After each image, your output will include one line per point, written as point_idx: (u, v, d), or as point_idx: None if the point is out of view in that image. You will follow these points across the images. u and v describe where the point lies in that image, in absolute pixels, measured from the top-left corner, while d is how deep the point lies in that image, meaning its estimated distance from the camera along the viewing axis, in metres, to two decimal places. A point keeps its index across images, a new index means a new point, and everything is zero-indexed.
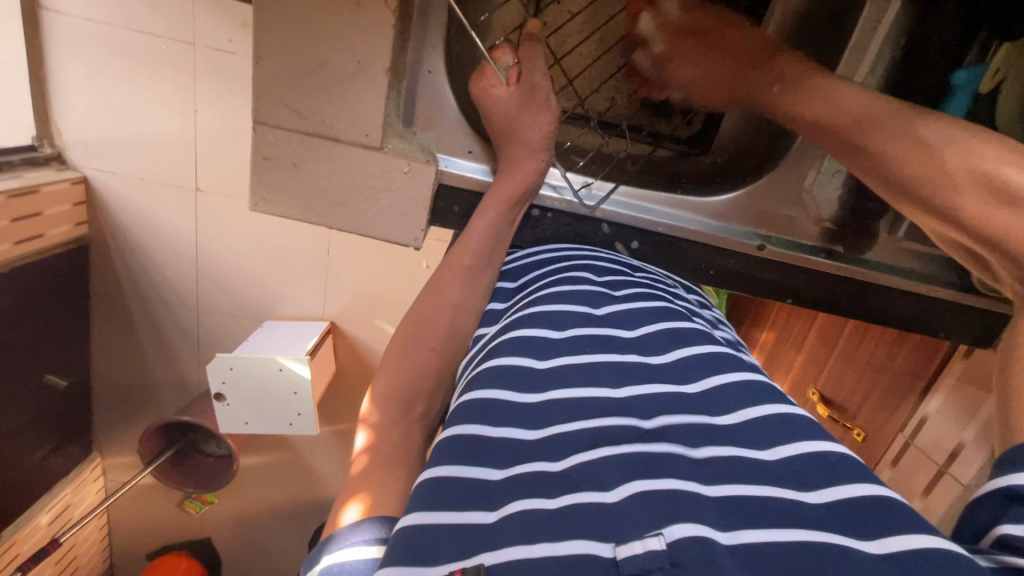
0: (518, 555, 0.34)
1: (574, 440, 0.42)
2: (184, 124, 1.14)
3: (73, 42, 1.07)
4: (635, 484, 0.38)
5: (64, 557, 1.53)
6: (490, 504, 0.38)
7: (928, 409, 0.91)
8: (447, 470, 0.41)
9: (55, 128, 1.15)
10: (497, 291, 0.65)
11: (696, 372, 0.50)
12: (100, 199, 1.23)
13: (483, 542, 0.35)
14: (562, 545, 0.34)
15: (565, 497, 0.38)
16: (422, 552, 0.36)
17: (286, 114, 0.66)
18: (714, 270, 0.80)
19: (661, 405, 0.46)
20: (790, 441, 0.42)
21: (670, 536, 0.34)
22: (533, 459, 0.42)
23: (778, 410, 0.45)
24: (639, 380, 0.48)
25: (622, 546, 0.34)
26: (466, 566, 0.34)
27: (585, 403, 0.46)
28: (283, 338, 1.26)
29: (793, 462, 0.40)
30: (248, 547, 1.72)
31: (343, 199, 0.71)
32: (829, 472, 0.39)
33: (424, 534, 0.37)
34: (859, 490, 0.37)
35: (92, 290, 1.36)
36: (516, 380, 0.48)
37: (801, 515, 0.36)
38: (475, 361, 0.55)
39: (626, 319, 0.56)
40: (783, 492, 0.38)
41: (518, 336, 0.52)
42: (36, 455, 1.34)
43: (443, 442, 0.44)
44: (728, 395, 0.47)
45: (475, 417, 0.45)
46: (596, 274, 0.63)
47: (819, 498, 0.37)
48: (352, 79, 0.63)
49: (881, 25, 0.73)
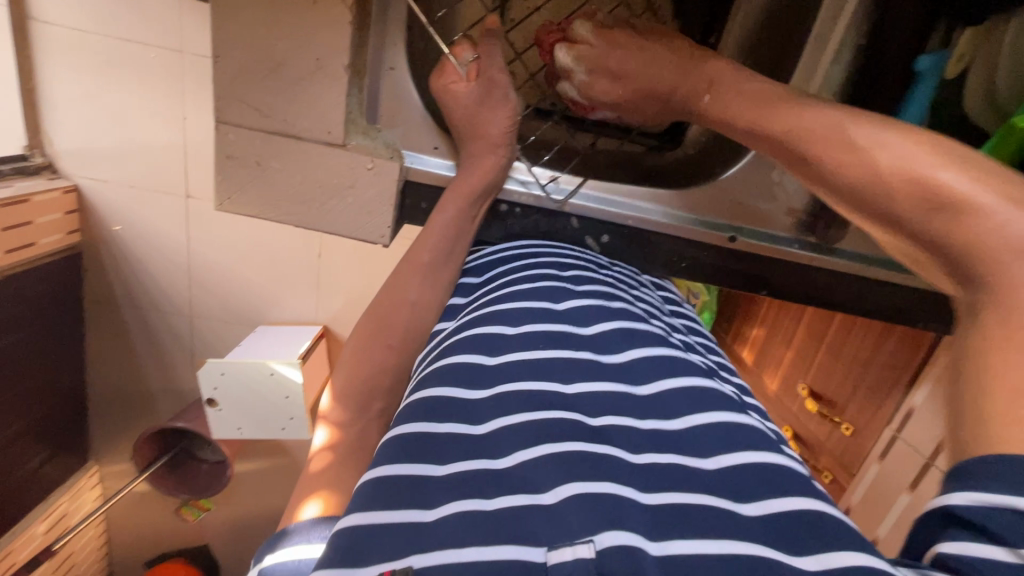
0: (448, 559, 0.33)
1: (517, 435, 0.42)
2: (173, 132, 1.14)
3: (61, 52, 1.08)
4: (570, 485, 0.37)
5: (62, 565, 1.53)
6: (425, 504, 0.38)
7: (913, 402, 0.88)
8: (388, 470, 0.40)
9: (45, 138, 1.16)
10: (458, 287, 0.65)
11: (649, 374, 0.50)
12: (92, 207, 1.24)
13: (413, 542, 0.35)
14: (491, 549, 0.34)
15: (502, 499, 0.37)
16: (354, 553, 0.35)
17: (248, 112, 0.66)
18: (686, 263, 0.79)
19: (609, 407, 0.46)
20: (739, 450, 0.42)
21: (601, 543, 0.33)
22: (476, 455, 0.41)
23: (721, 419, 0.45)
24: (588, 376, 0.48)
25: (553, 551, 0.33)
26: (396, 567, 0.33)
27: (536, 395, 0.45)
28: (275, 343, 1.26)
29: (735, 471, 0.41)
30: (246, 553, 1.72)
31: (308, 199, 0.70)
32: (765, 484, 0.39)
33: (358, 537, 0.36)
34: (791, 502, 0.38)
35: (85, 298, 1.36)
36: (465, 377, 0.47)
37: (742, 526, 0.36)
38: (428, 354, 0.55)
39: (584, 315, 0.55)
40: (717, 502, 0.38)
41: (471, 334, 0.52)
42: (31, 464, 1.34)
43: (388, 441, 0.43)
44: (677, 402, 0.47)
45: (420, 416, 0.44)
46: (558, 270, 0.62)
47: (757, 510, 0.38)
48: (315, 77, 0.64)
49: (843, 13, 0.71)
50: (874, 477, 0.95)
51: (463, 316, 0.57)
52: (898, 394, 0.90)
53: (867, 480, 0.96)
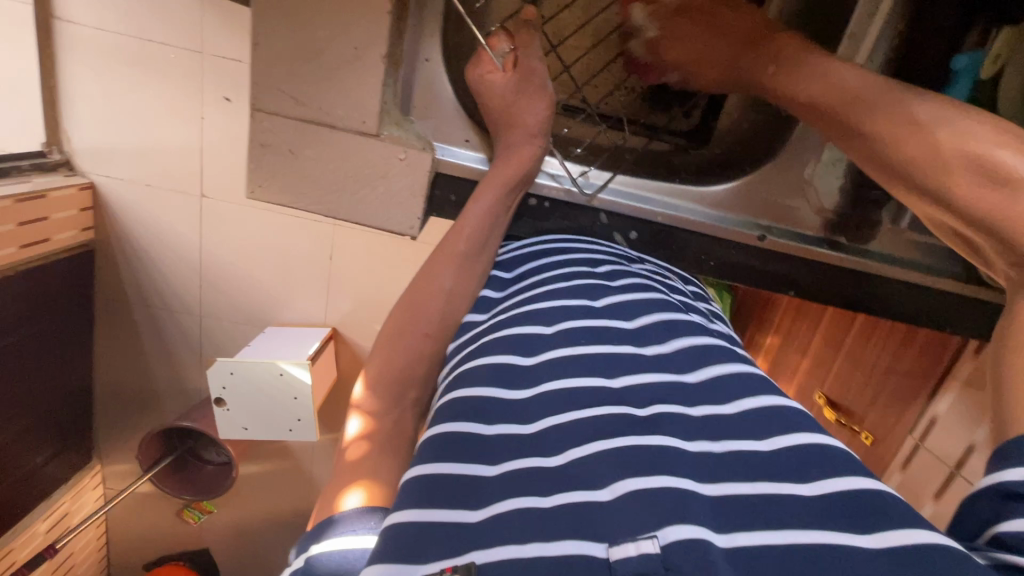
0: (510, 555, 0.33)
1: (566, 433, 0.42)
2: (191, 132, 1.15)
3: (83, 51, 1.09)
4: (630, 480, 0.37)
5: (60, 565, 1.52)
6: (476, 503, 0.37)
7: (937, 409, 0.89)
8: (436, 468, 0.40)
9: (64, 135, 1.17)
10: (491, 278, 0.65)
11: (695, 362, 0.50)
12: (106, 205, 1.24)
13: (475, 541, 0.35)
14: (554, 545, 0.33)
15: (557, 496, 0.37)
16: (414, 551, 0.35)
17: (284, 100, 0.66)
18: (713, 262, 0.79)
19: (656, 395, 0.45)
20: (789, 435, 0.41)
21: (665, 537, 0.33)
22: (528, 453, 0.41)
23: (770, 402, 0.44)
24: (633, 371, 0.48)
25: (615, 547, 0.33)
26: (457, 565, 0.33)
27: (581, 391, 0.45)
28: (284, 343, 1.25)
29: (787, 455, 0.40)
30: (247, 558, 1.70)
31: (339, 186, 0.71)
32: (821, 465, 0.38)
33: (416, 534, 0.36)
34: (846, 483, 0.37)
35: (96, 295, 1.36)
36: (505, 376, 0.47)
37: (817, 509, 0.35)
38: (462, 350, 0.55)
39: (623, 310, 0.55)
40: (774, 485, 0.37)
41: (508, 334, 0.52)
42: (35, 461, 1.33)
43: (438, 437, 0.43)
44: (727, 387, 0.46)
45: (463, 417, 0.44)
46: (592, 266, 0.62)
47: (813, 490, 0.37)
48: (349, 66, 0.64)
49: (878, 13, 0.71)
50: (898, 485, 0.95)
51: (500, 311, 0.57)
52: (922, 400, 0.91)
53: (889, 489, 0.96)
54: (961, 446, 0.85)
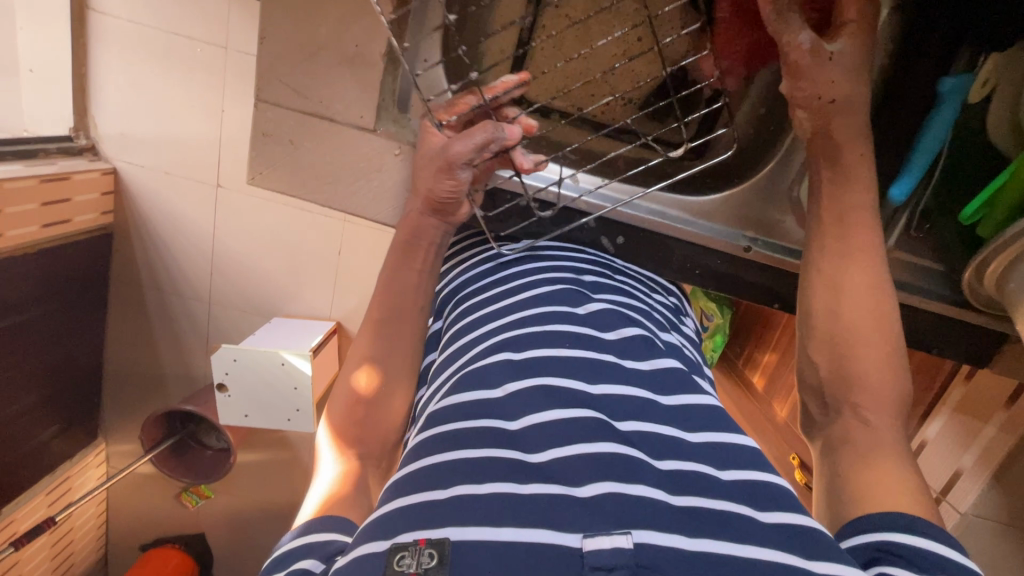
0: (486, 536, 0.35)
1: (550, 432, 0.43)
2: (211, 124, 1.19)
3: (114, 41, 1.14)
4: (605, 483, 0.38)
5: (59, 539, 1.56)
6: (444, 482, 0.40)
7: (926, 434, 0.87)
8: (427, 460, 0.42)
9: (91, 121, 1.22)
10: (472, 274, 0.65)
11: (672, 387, 0.49)
12: (126, 190, 1.29)
13: (449, 517, 0.37)
14: (525, 531, 0.35)
15: (535, 486, 0.38)
16: (388, 527, 0.38)
17: (285, 92, 0.70)
18: (699, 270, 0.79)
19: (633, 411, 0.45)
20: (748, 468, 0.42)
21: (638, 536, 0.34)
22: (511, 447, 0.42)
23: (726, 436, 0.45)
24: (614, 379, 0.48)
25: (589, 538, 0.34)
26: (430, 538, 0.35)
27: (563, 391, 0.46)
28: (288, 334, 1.28)
29: (745, 485, 0.41)
30: (240, 545, 1.72)
31: (335, 178, 0.73)
32: (769, 499, 0.40)
33: (407, 513, 0.38)
34: (797, 518, 0.38)
35: (112, 277, 1.41)
36: (493, 375, 0.48)
37: (774, 532, 0.37)
38: (449, 368, 0.54)
39: (609, 319, 0.55)
40: (739, 507, 0.38)
41: (499, 339, 0.52)
42: (42, 436, 1.37)
43: (432, 435, 0.45)
44: (704, 417, 0.47)
45: (457, 416, 0.46)
46: (576, 275, 0.62)
47: (775, 519, 0.38)
48: (352, 63, 0.68)
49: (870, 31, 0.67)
50: None
51: (483, 316, 0.57)
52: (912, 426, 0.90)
53: None
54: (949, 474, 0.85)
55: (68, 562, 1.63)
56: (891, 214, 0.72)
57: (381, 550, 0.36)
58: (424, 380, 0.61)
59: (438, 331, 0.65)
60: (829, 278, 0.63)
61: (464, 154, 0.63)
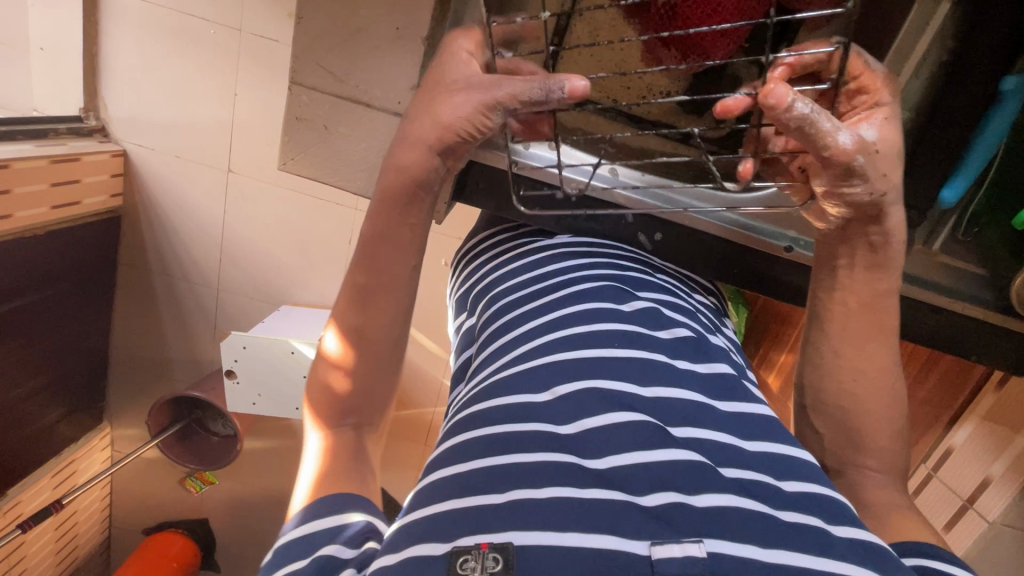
0: (550, 542, 0.35)
1: (605, 436, 0.42)
2: (224, 108, 1.16)
3: (127, 20, 1.11)
4: (668, 493, 0.38)
5: (64, 522, 1.56)
6: (498, 487, 0.39)
7: (954, 440, 0.87)
8: (477, 461, 0.42)
9: (101, 103, 1.20)
10: (510, 270, 0.63)
11: (726, 393, 0.48)
12: (135, 173, 1.27)
13: (511, 520, 0.37)
14: (592, 537, 0.35)
15: (596, 490, 0.38)
16: (443, 530, 0.38)
17: (322, 76, 0.70)
18: (737, 270, 0.77)
19: (690, 416, 0.44)
20: (807, 481, 0.42)
21: (710, 545, 0.35)
22: (567, 450, 0.41)
23: (783, 449, 0.45)
24: (666, 383, 0.46)
25: (658, 546, 0.34)
26: (492, 542, 0.36)
27: (615, 394, 0.45)
28: (299, 323, 1.27)
29: (804, 496, 0.41)
30: (244, 532, 1.72)
31: (368, 167, 0.73)
32: (830, 513, 0.40)
33: (466, 514, 0.38)
34: (858, 534, 0.38)
35: (120, 261, 1.39)
36: (541, 375, 0.47)
37: (848, 548, 0.37)
38: (493, 360, 0.53)
39: (656, 318, 0.53)
40: (807, 518, 0.38)
41: (544, 339, 0.51)
42: (48, 419, 1.37)
43: (479, 435, 0.44)
44: (760, 428, 0.46)
45: (504, 417, 0.45)
46: (617, 271, 0.60)
47: (847, 533, 0.38)
48: (392, 45, 0.68)
49: (929, 27, 0.65)
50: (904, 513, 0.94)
51: (524, 312, 0.55)
52: (935, 433, 0.90)
53: None
54: (975, 481, 0.85)
55: (73, 544, 1.63)
56: (939, 213, 0.72)
57: (440, 553, 0.36)
58: (463, 374, 0.59)
59: (470, 327, 0.63)
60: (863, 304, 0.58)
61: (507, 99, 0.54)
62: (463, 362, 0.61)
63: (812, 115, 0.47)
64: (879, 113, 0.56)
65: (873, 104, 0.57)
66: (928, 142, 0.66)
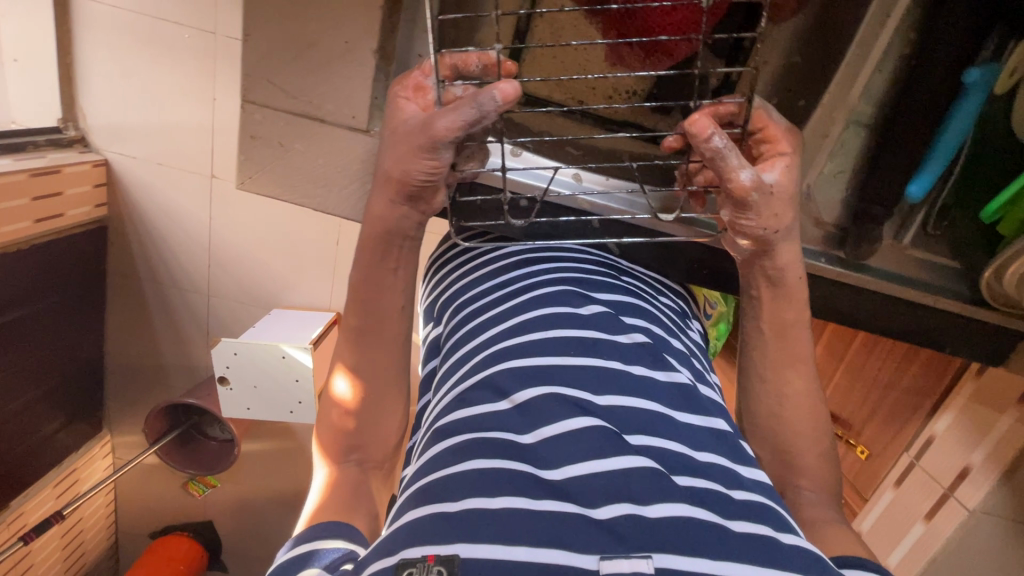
0: (498, 556, 0.35)
1: (559, 446, 0.42)
2: (202, 113, 1.15)
3: (99, 28, 1.09)
4: (622, 504, 0.38)
5: (69, 530, 1.58)
6: (453, 496, 0.39)
7: (934, 429, 0.88)
8: (437, 473, 0.42)
9: (80, 113, 1.18)
10: (478, 277, 0.62)
11: (682, 402, 0.48)
12: (118, 181, 1.25)
13: (458, 531, 0.37)
14: (540, 551, 0.35)
15: (549, 503, 0.38)
16: (396, 545, 0.38)
17: (276, 93, 0.72)
18: (707, 272, 0.76)
19: (645, 425, 0.44)
20: (757, 492, 0.43)
21: (659, 560, 0.35)
22: (523, 460, 0.41)
23: (735, 463, 0.45)
24: (622, 391, 0.46)
25: (606, 560, 0.34)
26: (440, 554, 0.36)
27: (571, 402, 0.45)
28: (289, 326, 1.27)
29: (755, 506, 0.41)
30: (248, 533, 1.74)
31: (322, 182, 0.76)
32: (779, 521, 0.40)
33: (421, 527, 0.38)
34: (800, 541, 0.39)
35: (109, 271, 1.39)
36: (499, 384, 0.47)
37: (795, 555, 0.37)
38: (456, 371, 0.53)
39: (616, 323, 0.53)
40: (759, 527, 0.39)
41: (503, 347, 0.51)
42: (46, 430, 1.38)
43: (440, 450, 0.44)
44: (716, 440, 0.46)
45: (465, 428, 0.45)
46: (581, 275, 0.59)
47: (794, 540, 0.39)
48: (343, 60, 0.69)
49: (891, 17, 0.63)
50: (888, 501, 0.96)
51: (484, 320, 0.55)
52: (921, 418, 0.91)
53: (879, 506, 0.97)
54: (957, 467, 0.86)
55: (80, 551, 1.65)
56: (908, 207, 0.71)
57: (390, 566, 0.37)
58: (429, 385, 0.59)
59: (437, 336, 0.63)
60: (794, 319, 0.63)
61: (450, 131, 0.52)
62: (429, 372, 0.60)
63: (725, 149, 0.53)
64: (783, 160, 0.59)
65: (776, 153, 0.59)
66: (894, 135, 0.65)
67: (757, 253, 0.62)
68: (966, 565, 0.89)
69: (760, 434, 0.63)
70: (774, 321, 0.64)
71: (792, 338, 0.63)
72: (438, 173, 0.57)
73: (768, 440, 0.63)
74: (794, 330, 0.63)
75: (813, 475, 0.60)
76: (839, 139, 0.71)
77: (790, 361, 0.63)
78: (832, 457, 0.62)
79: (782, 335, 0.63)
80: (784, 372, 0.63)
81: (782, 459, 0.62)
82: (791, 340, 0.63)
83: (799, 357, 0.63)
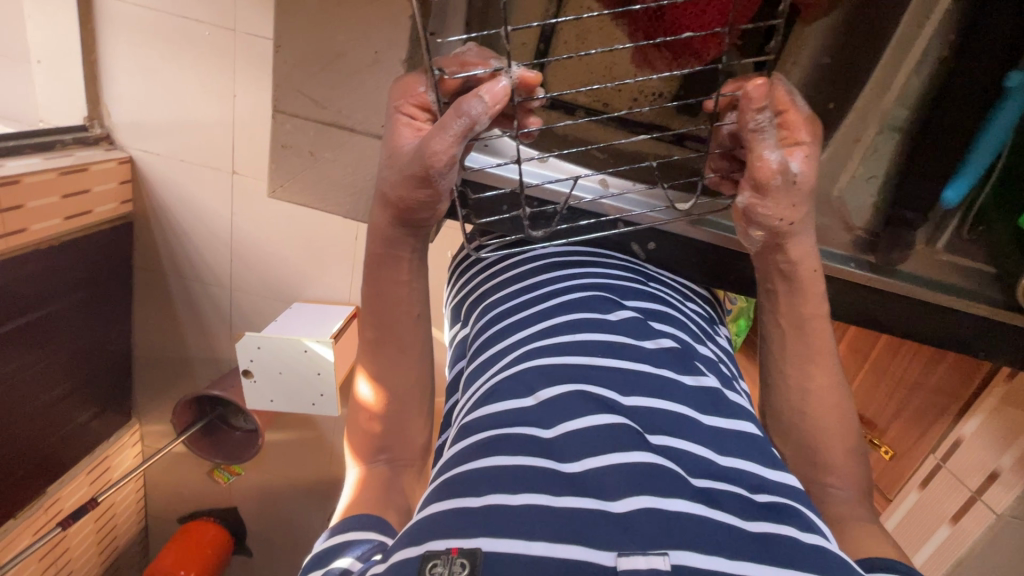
0: (517, 549, 0.36)
1: (584, 442, 0.43)
2: (223, 110, 1.16)
3: (122, 27, 1.11)
4: (641, 498, 0.39)
5: (103, 515, 1.64)
6: (477, 490, 0.40)
7: (963, 430, 0.88)
8: (463, 466, 0.43)
9: (105, 110, 1.20)
10: (505, 280, 0.63)
11: (709, 406, 0.48)
12: (143, 178, 1.28)
13: (481, 525, 0.38)
14: (560, 547, 0.36)
15: (569, 498, 0.39)
16: (419, 535, 0.39)
17: (305, 102, 0.72)
18: (732, 276, 0.76)
19: (669, 425, 0.45)
20: (780, 495, 0.43)
21: (675, 558, 0.35)
22: (546, 455, 0.42)
23: (759, 468, 0.45)
24: (649, 394, 0.47)
25: (624, 557, 0.35)
26: (463, 547, 0.36)
27: (596, 401, 0.45)
28: (310, 320, 1.28)
29: (778, 508, 0.41)
30: (272, 520, 1.78)
31: (359, 188, 0.77)
32: (801, 522, 0.40)
33: (444, 519, 0.39)
34: (821, 542, 0.39)
35: (135, 267, 1.42)
36: (526, 382, 0.48)
37: (816, 559, 0.37)
38: (484, 372, 0.54)
39: (643, 327, 0.53)
40: (779, 529, 0.39)
41: (531, 348, 0.51)
42: (79, 420, 1.43)
43: (467, 445, 0.45)
44: (742, 445, 0.46)
45: (490, 425, 0.46)
46: (608, 279, 0.60)
47: (816, 541, 0.39)
48: (370, 69, 0.69)
49: (928, 22, 0.62)
50: (913, 502, 0.95)
51: (512, 321, 0.56)
52: (948, 421, 0.90)
53: (905, 506, 0.97)
54: (985, 468, 0.85)
55: (113, 534, 1.72)
56: (942, 213, 0.70)
57: (415, 555, 0.38)
58: (457, 387, 0.60)
59: (464, 337, 0.64)
60: (820, 324, 0.63)
61: (443, 152, 0.53)
62: (457, 374, 0.61)
63: (762, 129, 0.56)
64: (800, 150, 0.58)
65: (793, 142, 0.58)
66: (928, 137, 0.63)
67: (770, 246, 0.62)
68: (991, 564, 0.88)
69: (789, 435, 0.63)
70: (800, 325, 0.63)
71: (817, 342, 0.63)
72: (437, 200, 0.58)
73: (794, 442, 0.63)
74: (819, 334, 0.63)
75: (842, 477, 0.60)
76: (872, 142, 0.69)
77: (819, 364, 0.62)
78: (858, 460, 0.61)
79: (807, 339, 0.63)
80: (810, 377, 0.62)
81: (808, 458, 0.62)
82: (817, 345, 0.63)
83: (829, 360, 0.62)
